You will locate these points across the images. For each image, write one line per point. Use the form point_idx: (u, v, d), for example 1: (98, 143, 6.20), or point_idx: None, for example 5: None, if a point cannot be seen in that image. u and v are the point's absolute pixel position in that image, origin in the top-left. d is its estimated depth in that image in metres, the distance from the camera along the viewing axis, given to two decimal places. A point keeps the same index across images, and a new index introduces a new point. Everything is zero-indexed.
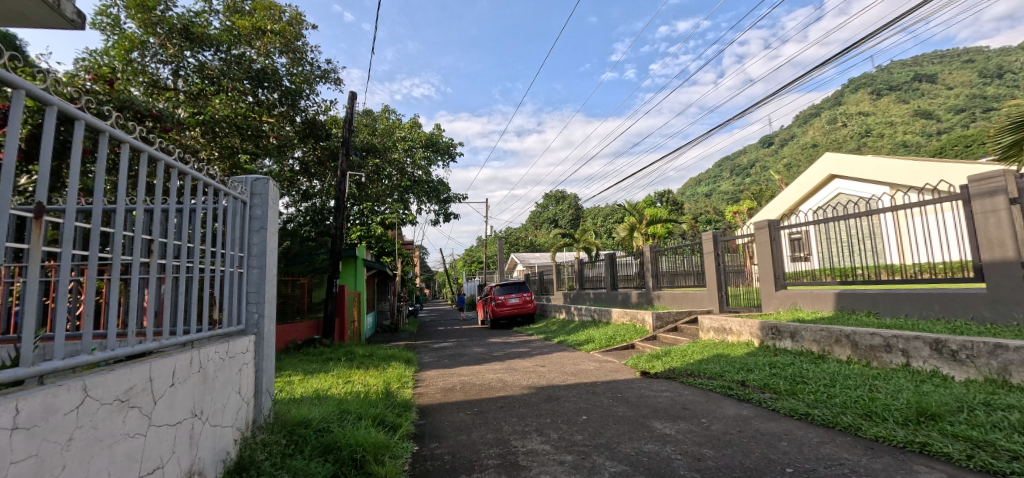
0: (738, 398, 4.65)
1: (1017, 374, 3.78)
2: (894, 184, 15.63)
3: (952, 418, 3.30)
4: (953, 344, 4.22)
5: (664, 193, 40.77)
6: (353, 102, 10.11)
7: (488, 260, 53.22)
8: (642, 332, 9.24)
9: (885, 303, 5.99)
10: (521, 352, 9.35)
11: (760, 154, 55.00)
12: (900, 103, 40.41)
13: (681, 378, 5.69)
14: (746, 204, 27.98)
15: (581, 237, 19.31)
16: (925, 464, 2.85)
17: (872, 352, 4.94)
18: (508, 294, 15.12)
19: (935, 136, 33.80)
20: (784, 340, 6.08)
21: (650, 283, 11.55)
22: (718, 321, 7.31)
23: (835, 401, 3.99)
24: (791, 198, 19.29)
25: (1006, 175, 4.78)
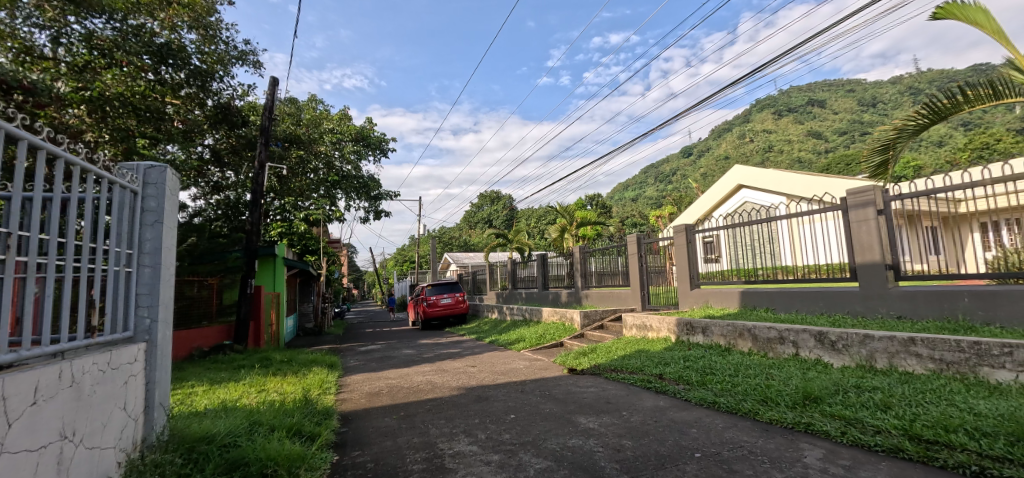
0: (655, 391, 4.95)
1: (880, 359, 4.40)
2: (790, 195, 17.53)
3: (831, 400, 3.76)
4: (833, 335, 4.79)
5: (594, 197, 42.59)
6: (275, 88, 9.41)
7: (420, 260, 52.13)
8: (571, 330, 9.53)
9: (781, 300, 6.66)
10: (452, 353, 9.25)
11: (680, 164, 59.15)
12: (796, 123, 45.43)
13: (605, 373, 5.94)
14: (667, 209, 29.93)
15: (514, 237, 19.54)
16: (810, 442, 3.22)
17: (769, 344, 5.49)
18: (440, 294, 14.89)
19: (824, 155, 38.36)
20: (697, 335, 6.56)
21: (579, 283, 11.95)
22: (640, 318, 7.71)
23: (738, 389, 4.38)
24: (705, 204, 20.95)
25: (875, 190, 5.53)
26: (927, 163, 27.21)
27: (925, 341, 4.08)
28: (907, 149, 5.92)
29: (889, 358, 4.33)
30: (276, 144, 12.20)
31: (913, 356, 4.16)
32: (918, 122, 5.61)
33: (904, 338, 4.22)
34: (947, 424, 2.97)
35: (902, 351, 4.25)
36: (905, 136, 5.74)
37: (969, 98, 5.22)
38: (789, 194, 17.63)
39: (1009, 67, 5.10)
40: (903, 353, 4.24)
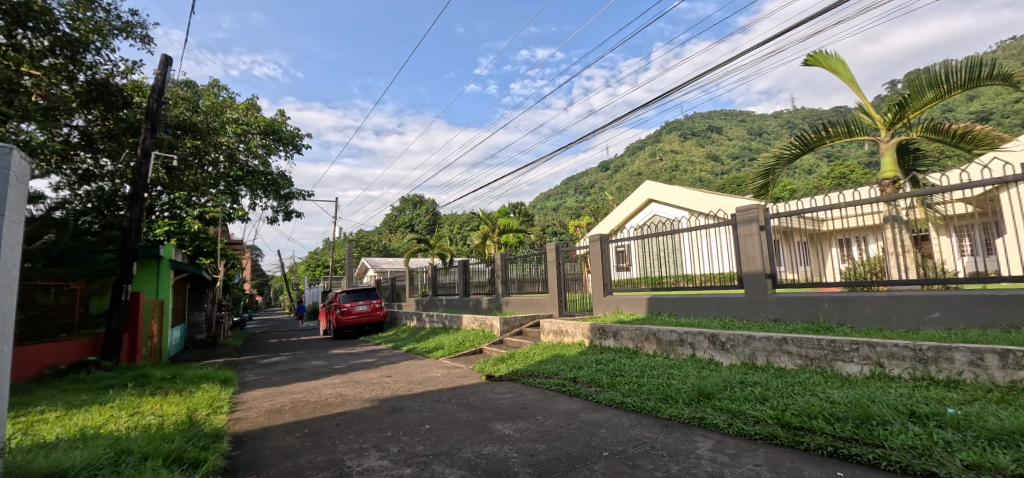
0: (569, 394, 5.12)
1: (760, 357, 4.95)
2: (691, 210, 19.27)
3: (720, 395, 4.15)
4: (722, 336, 5.31)
5: (517, 205, 43.45)
6: (167, 68, 8.39)
7: (335, 265, 49.28)
8: (490, 337, 9.54)
9: (682, 305, 7.24)
10: (366, 363, 8.82)
11: (598, 177, 62.41)
12: (698, 146, 50.15)
13: (522, 379, 6.02)
14: (586, 220, 31.41)
15: (436, 243, 19.19)
16: (702, 434, 3.52)
17: (670, 346, 5.93)
18: (355, 301, 14.15)
19: (720, 175, 42.69)
20: (608, 339, 6.91)
21: (499, 290, 12.05)
22: (556, 324, 7.94)
23: (643, 389, 4.68)
24: (619, 216, 22.28)
25: (758, 209, 6.24)
26: (801, 187, 31.42)
27: (794, 341, 4.68)
28: (783, 175, 6.80)
29: (767, 355, 4.90)
30: (166, 132, 10.29)
31: (786, 354, 4.75)
32: (792, 151, 6.47)
33: (778, 338, 4.81)
34: (811, 412, 3.41)
35: (777, 349, 4.83)
36: (782, 163, 6.58)
37: (829, 133, 6.17)
38: (690, 209, 19.34)
39: (859, 110, 6.09)
40: (778, 351, 4.82)
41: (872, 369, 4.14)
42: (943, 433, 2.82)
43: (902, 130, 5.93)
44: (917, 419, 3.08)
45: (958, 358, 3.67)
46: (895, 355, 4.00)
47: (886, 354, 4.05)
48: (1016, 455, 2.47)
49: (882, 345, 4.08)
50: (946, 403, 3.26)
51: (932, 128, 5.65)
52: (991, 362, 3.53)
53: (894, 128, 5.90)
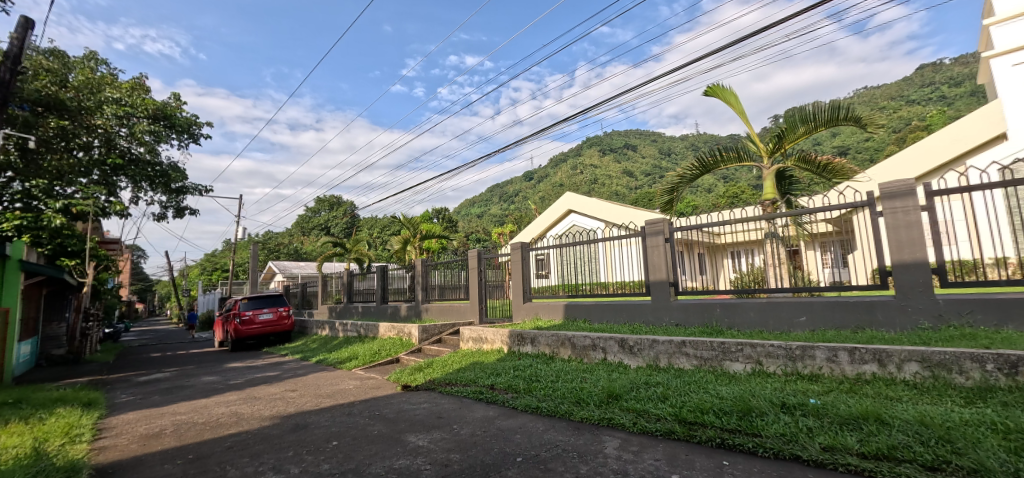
0: (485, 401, 5.11)
1: (663, 359, 5.34)
2: (607, 221, 20.34)
3: (627, 395, 4.40)
4: (630, 341, 5.66)
5: (440, 210, 42.85)
6: (28, 32, 7.13)
7: (236, 270, 44.86)
8: (408, 345, 9.24)
9: (596, 312, 7.60)
10: (268, 377, 8.09)
11: (522, 186, 63.72)
12: (614, 161, 53.27)
13: (440, 388, 5.91)
14: (509, 228, 31.95)
15: (353, 247, 18.24)
16: (610, 434, 3.71)
17: (584, 351, 6.18)
18: (258, 308, 12.96)
19: (633, 190, 45.67)
20: (526, 345, 7.02)
21: (419, 297, 11.75)
22: (476, 331, 7.91)
23: (557, 394, 4.81)
24: (541, 225, 22.90)
25: (663, 222, 6.75)
26: (702, 203, 34.64)
27: (692, 343, 5.12)
28: (685, 193, 7.47)
29: (669, 357, 5.29)
30: (22, 107, 8.82)
31: (684, 355, 5.17)
32: (692, 171, 7.13)
33: (678, 341, 5.23)
34: (704, 407, 3.74)
35: (676, 352, 5.24)
36: (684, 182, 7.23)
37: (723, 157, 6.91)
38: (606, 221, 20.41)
39: (746, 139, 6.89)
40: (677, 353, 5.23)
41: (753, 367, 4.65)
42: (807, 421, 3.23)
43: (780, 158, 6.79)
44: (788, 409, 3.50)
45: (819, 355, 4.26)
46: (771, 354, 4.53)
47: (764, 353, 4.57)
48: (861, 436, 2.92)
49: (761, 345, 4.60)
50: (810, 394, 3.76)
51: (803, 158, 6.54)
52: (843, 358, 4.14)
53: (774, 156, 6.75)
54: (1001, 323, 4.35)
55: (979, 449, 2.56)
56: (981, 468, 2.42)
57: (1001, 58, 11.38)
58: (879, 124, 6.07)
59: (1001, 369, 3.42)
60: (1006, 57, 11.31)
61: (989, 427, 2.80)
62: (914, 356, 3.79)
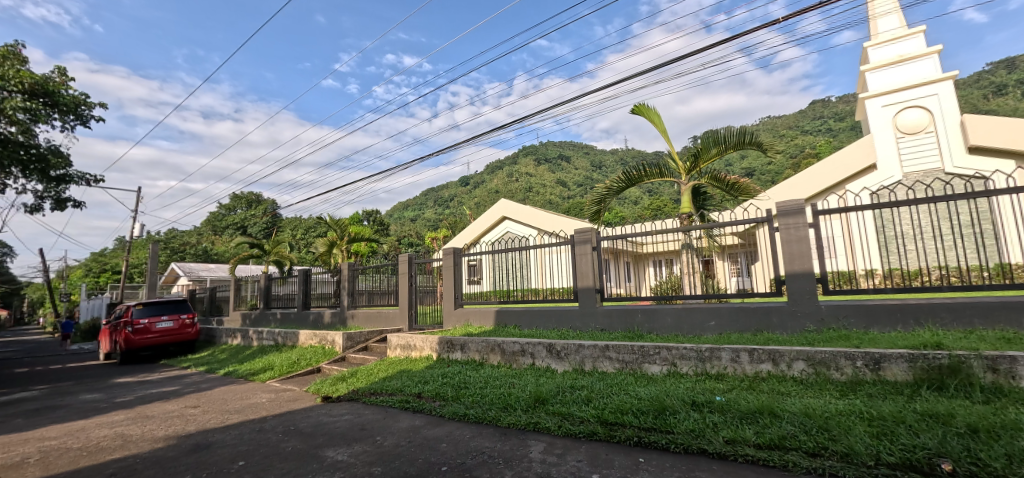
0: (412, 410, 4.97)
1: (587, 363, 5.53)
2: (540, 228, 20.76)
3: (553, 399, 4.50)
4: (558, 346, 5.81)
5: (371, 213, 41.31)
6: None
7: (131, 272, 39.94)
8: (331, 354, 8.74)
9: (526, 318, 7.68)
10: (165, 392, 7.26)
11: (457, 192, 63.32)
12: (548, 171, 54.68)
13: (363, 398, 5.65)
14: (443, 233, 31.57)
15: (273, 249, 16.80)
16: (535, 438, 3.77)
17: (513, 357, 6.24)
18: (156, 316, 11.63)
19: (566, 199, 47.15)
20: (455, 351, 6.94)
21: (345, 302, 11.19)
22: (404, 338, 7.68)
23: (485, 400, 4.80)
24: (475, 231, 22.86)
25: (591, 231, 7.03)
26: (629, 215, 36.59)
27: (614, 347, 5.36)
28: (611, 204, 7.87)
29: (593, 361, 5.50)
30: None
31: (607, 359, 5.40)
32: (619, 184, 7.52)
33: (602, 345, 5.45)
34: (623, 408, 3.92)
35: (600, 355, 5.46)
36: (611, 194, 7.60)
37: (645, 173, 7.39)
38: (539, 228, 20.85)
39: (667, 156, 7.39)
40: (601, 357, 5.45)
41: (669, 368, 4.96)
42: (713, 417, 3.50)
43: (696, 175, 7.37)
44: (697, 407, 3.78)
45: (724, 356, 4.65)
46: (684, 356, 4.88)
47: (678, 355, 4.91)
48: (757, 428, 3.22)
49: (676, 348, 4.94)
50: (716, 391, 4.10)
51: (715, 177, 7.17)
52: (744, 358, 4.55)
53: (690, 174, 7.30)
54: (868, 326, 5.04)
55: (849, 435, 2.94)
56: (850, 453, 2.78)
57: (876, 98, 13.35)
58: (778, 150, 6.81)
59: (868, 365, 3.96)
60: (880, 98, 13.30)
61: (858, 415, 3.23)
62: (801, 355, 4.26)
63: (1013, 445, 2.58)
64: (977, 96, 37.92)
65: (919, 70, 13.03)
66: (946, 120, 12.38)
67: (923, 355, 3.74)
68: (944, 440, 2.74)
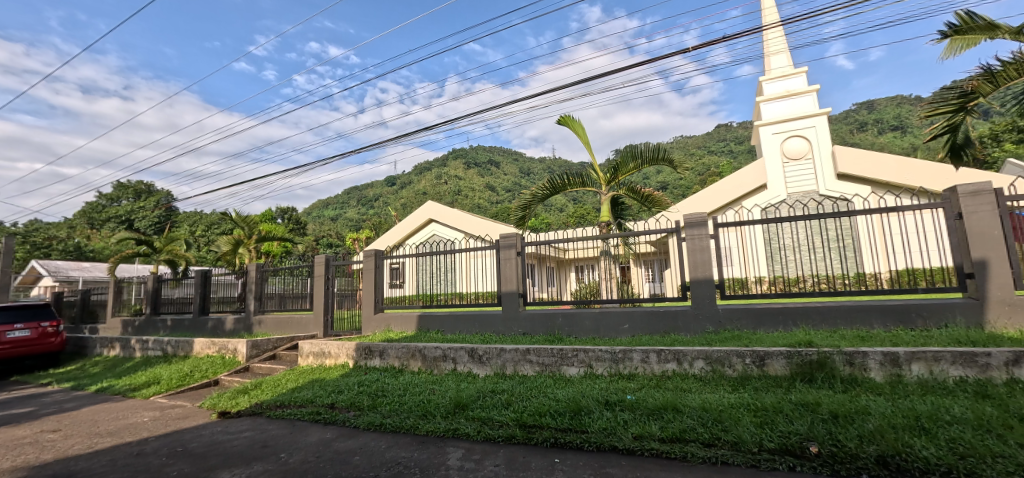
0: (323, 422, 4.67)
1: (508, 367, 5.60)
2: (466, 232, 20.67)
3: (473, 405, 4.47)
4: (480, 350, 5.80)
5: (286, 209, 38.52)
6: None
7: None
8: (232, 364, 7.96)
9: (449, 323, 7.59)
10: (15, 416, 6.13)
11: (382, 192, 61.16)
12: (477, 175, 54.80)
13: (268, 412, 5.21)
14: (365, 235, 30.27)
15: (165, 246, 15.01)
16: (454, 445, 3.73)
17: (434, 362, 6.13)
18: (10, 323, 9.76)
19: (494, 204, 47.51)
20: (374, 358, 6.65)
21: (250, 308, 10.27)
22: (318, 345, 7.21)
23: (403, 408, 4.64)
24: (400, 233, 22.18)
25: (516, 237, 7.14)
26: (554, 221, 37.79)
27: (535, 351, 5.47)
28: (536, 211, 8.07)
29: (514, 365, 5.58)
30: None
31: (528, 362, 5.50)
32: (544, 192, 7.75)
33: (523, 348, 5.54)
34: (542, 410, 4.01)
35: (521, 359, 5.55)
36: (536, 201, 7.80)
37: (569, 182, 7.70)
38: (466, 232, 20.74)
39: (589, 167, 7.74)
40: (522, 360, 5.54)
41: (586, 370, 5.17)
42: (623, 415, 3.71)
43: (614, 187, 7.78)
44: (610, 406, 3.97)
45: (635, 357, 4.95)
46: (599, 358, 5.11)
47: (594, 357, 5.13)
48: (662, 423, 3.46)
49: (592, 351, 5.17)
50: (628, 391, 4.34)
51: (631, 189, 7.63)
52: (653, 359, 4.88)
53: (610, 185, 7.70)
54: (757, 327, 5.65)
55: (738, 425, 3.26)
56: (739, 441, 3.09)
57: (768, 126, 15.06)
58: (686, 167, 7.42)
59: (755, 362, 4.43)
60: (771, 126, 15.03)
61: (746, 407, 3.59)
62: (701, 355, 4.66)
63: (863, 427, 3.02)
64: (845, 131, 44.41)
65: (802, 104, 14.97)
66: (821, 149, 14.32)
67: (798, 352, 4.27)
68: (812, 426, 3.14)
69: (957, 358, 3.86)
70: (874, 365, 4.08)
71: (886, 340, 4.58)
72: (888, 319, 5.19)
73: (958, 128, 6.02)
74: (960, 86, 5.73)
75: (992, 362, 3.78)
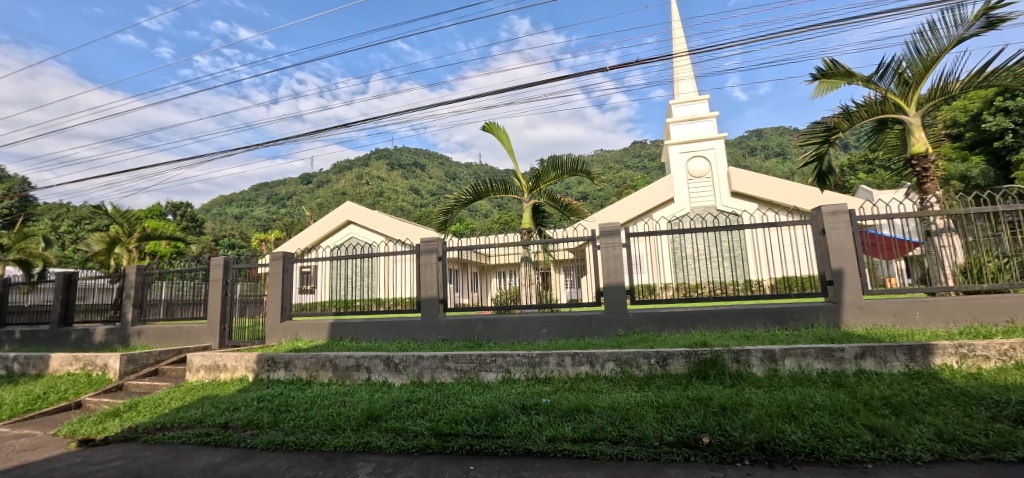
0: (214, 445, 4.21)
1: (425, 374, 5.47)
2: (387, 235, 19.96)
3: (387, 415, 4.29)
4: (396, 358, 5.60)
5: (180, 205, 34.45)
6: None
7: None
8: (100, 382, 6.90)
9: (365, 331, 7.24)
10: None
11: (294, 190, 57.09)
12: (401, 177, 53.31)
13: (145, 436, 4.57)
14: (274, 235, 28.00)
15: (15, 244, 12.55)
16: (364, 459, 3.55)
17: (347, 372, 5.81)
18: None
19: (418, 207, 46.49)
20: (278, 370, 6.13)
21: (127, 317, 8.99)
22: (211, 357, 6.49)
23: (309, 423, 4.33)
24: (313, 234, 20.82)
25: (438, 241, 7.06)
26: (479, 226, 37.92)
27: (453, 357, 5.41)
28: (458, 215, 8.05)
29: (432, 372, 5.46)
30: None
31: (445, 369, 5.42)
32: (467, 197, 7.76)
33: (441, 355, 5.45)
34: (458, 418, 3.95)
35: (439, 366, 5.45)
36: (459, 205, 7.77)
37: (492, 188, 7.78)
38: (386, 236, 20.02)
39: (512, 175, 7.88)
40: (440, 367, 5.44)
41: (503, 375, 5.22)
42: (539, 418, 3.78)
43: (536, 195, 7.98)
44: (526, 410, 4.03)
45: (551, 361, 5.09)
46: (517, 363, 5.18)
47: (512, 362, 5.20)
48: (574, 424, 3.59)
49: (510, 356, 5.22)
50: (543, 394, 4.44)
51: (552, 198, 7.87)
52: (567, 362, 5.05)
53: (532, 193, 7.89)
54: (661, 330, 6.10)
55: (642, 422, 3.48)
56: (642, 437, 3.30)
57: (676, 145, 16.45)
58: (603, 179, 7.84)
59: (658, 361, 4.77)
60: (678, 146, 16.43)
61: (650, 404, 3.84)
62: (612, 357, 4.91)
63: (746, 417, 3.37)
64: (739, 153, 49.87)
65: (703, 127, 16.55)
66: (718, 168, 15.90)
67: (695, 351, 4.67)
68: (705, 419, 3.44)
69: (819, 354, 4.46)
70: (755, 361, 4.58)
71: (767, 339, 5.18)
72: (768, 320, 5.88)
73: (823, 158, 7.04)
74: (825, 121, 6.70)
75: (845, 356, 4.43)
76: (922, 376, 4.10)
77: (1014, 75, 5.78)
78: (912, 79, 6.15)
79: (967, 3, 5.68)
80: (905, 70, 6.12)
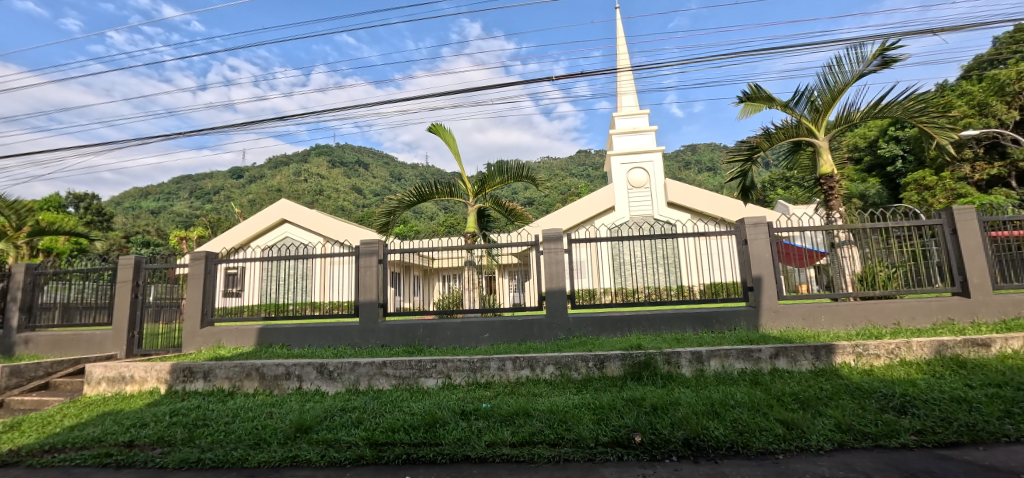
0: (116, 466, 3.79)
1: (362, 381, 5.27)
2: (326, 235, 19.06)
3: (319, 426, 4.08)
4: (331, 365, 5.35)
5: (83, 196, 30.78)
6: None
7: None
8: None
9: (297, 336, 6.86)
10: None
11: (222, 184, 53.09)
12: (342, 176, 51.23)
13: (30, 460, 4.02)
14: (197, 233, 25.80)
15: None
16: (291, 474, 3.35)
17: (275, 382, 5.45)
18: None
19: (360, 207, 44.85)
20: (196, 381, 5.65)
21: (13, 323, 7.89)
22: (115, 368, 5.86)
23: (231, 437, 4.02)
24: (243, 232, 19.45)
25: (379, 243, 6.84)
26: (423, 229, 37.20)
27: (392, 363, 5.26)
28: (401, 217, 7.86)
29: (369, 379, 5.27)
30: None
31: (383, 376, 5.25)
32: (411, 198, 7.60)
33: (379, 361, 5.28)
34: (395, 426, 3.84)
35: (376, 373, 5.27)
36: (402, 207, 7.58)
37: (437, 190, 7.67)
38: (324, 236, 19.13)
39: (457, 178, 7.83)
40: (377, 374, 5.27)
41: (443, 380, 5.14)
42: (478, 423, 3.77)
43: (481, 199, 7.97)
44: (466, 415, 3.99)
45: (492, 365, 5.09)
46: (457, 368, 5.14)
47: (452, 367, 5.14)
48: (513, 428, 3.61)
49: (450, 361, 5.16)
50: (483, 399, 4.42)
51: (497, 202, 7.90)
52: (508, 366, 5.07)
53: (477, 197, 7.86)
54: (599, 333, 6.29)
55: (579, 424, 3.57)
56: (579, 438, 3.38)
57: (617, 156, 17.12)
58: (546, 185, 8.00)
59: (596, 364, 4.91)
60: (619, 156, 17.12)
61: (587, 406, 3.95)
62: (552, 360, 4.99)
63: (674, 416, 3.57)
64: (675, 166, 52.84)
65: (642, 139, 17.37)
66: (655, 178, 16.75)
67: (630, 354, 4.87)
68: (637, 419, 3.59)
69: (739, 354, 4.81)
70: (684, 362, 4.85)
71: (695, 341, 5.52)
72: (696, 324, 6.26)
73: (747, 174, 7.61)
74: (749, 141, 7.27)
75: (762, 356, 4.81)
76: (826, 373, 4.54)
77: (903, 109, 6.58)
78: (822, 107, 6.82)
79: (867, 43, 6.42)
80: (816, 98, 6.78)
